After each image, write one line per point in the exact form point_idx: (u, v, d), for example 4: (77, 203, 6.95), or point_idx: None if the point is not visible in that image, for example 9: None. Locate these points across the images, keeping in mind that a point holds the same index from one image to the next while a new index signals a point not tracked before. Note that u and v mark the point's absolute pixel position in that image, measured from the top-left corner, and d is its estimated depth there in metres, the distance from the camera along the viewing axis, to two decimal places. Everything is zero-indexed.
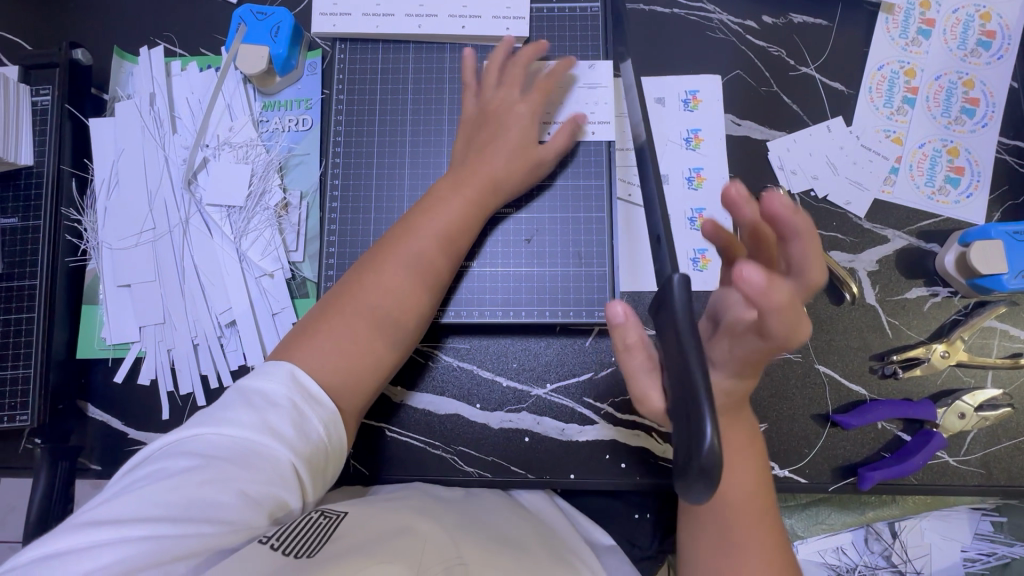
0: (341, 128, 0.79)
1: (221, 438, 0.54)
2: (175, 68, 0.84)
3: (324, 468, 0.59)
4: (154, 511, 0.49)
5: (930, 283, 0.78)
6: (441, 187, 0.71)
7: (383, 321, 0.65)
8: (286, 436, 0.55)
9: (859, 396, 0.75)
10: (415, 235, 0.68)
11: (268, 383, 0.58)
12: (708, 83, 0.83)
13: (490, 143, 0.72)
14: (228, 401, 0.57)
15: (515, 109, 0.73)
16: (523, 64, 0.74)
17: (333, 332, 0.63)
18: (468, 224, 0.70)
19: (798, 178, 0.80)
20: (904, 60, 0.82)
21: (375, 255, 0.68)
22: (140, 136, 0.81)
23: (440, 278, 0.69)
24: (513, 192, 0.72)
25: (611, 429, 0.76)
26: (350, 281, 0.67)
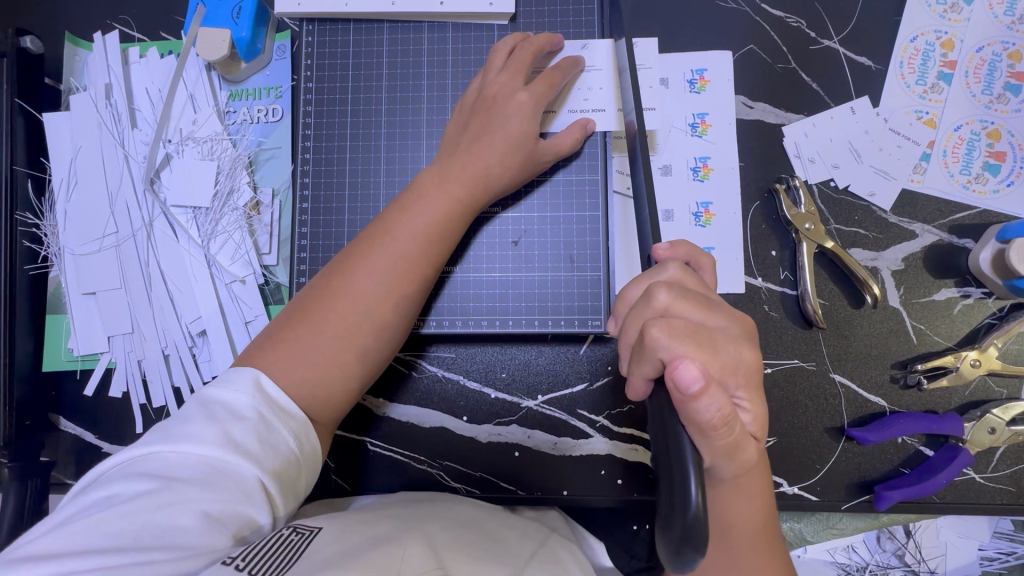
0: (310, 119, 0.72)
1: (182, 456, 0.48)
2: (133, 54, 0.77)
3: (295, 481, 0.53)
4: (103, 541, 0.43)
5: (961, 283, 0.70)
6: (424, 181, 0.63)
7: (357, 328, 0.58)
8: (251, 451, 0.50)
9: (878, 408, 0.69)
10: (393, 234, 0.60)
11: (233, 393, 0.52)
12: (717, 61, 0.74)
13: (485, 135, 0.63)
14: (187, 412, 0.51)
15: (517, 97, 0.64)
16: (531, 47, 0.66)
17: (302, 342, 0.57)
18: (454, 222, 0.62)
19: (817, 167, 0.72)
20: (941, 30, 0.73)
21: (349, 255, 0.61)
22: (98, 132, 0.75)
23: (422, 280, 0.62)
24: (505, 188, 0.65)
25: (607, 443, 0.71)
26: (322, 284, 0.60)
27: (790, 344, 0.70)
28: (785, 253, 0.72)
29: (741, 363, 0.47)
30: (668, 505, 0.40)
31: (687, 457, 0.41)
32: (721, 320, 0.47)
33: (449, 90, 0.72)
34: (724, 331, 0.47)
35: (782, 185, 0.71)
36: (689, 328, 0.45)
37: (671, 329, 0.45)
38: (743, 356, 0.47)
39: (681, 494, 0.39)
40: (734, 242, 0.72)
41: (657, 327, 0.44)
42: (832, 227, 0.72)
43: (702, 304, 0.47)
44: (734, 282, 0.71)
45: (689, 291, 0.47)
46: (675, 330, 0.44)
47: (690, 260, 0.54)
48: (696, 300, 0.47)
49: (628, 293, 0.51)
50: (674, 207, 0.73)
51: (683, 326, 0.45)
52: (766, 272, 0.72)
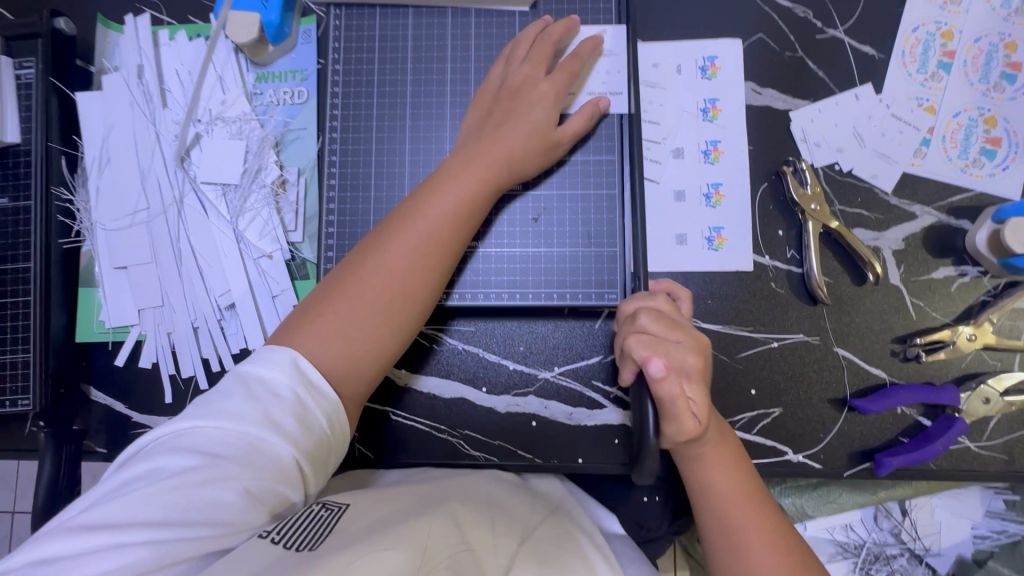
0: (338, 102, 0.75)
1: (222, 431, 0.51)
2: (164, 37, 0.79)
3: (326, 459, 0.56)
4: (153, 514, 0.47)
5: (958, 263, 0.74)
6: (451, 164, 0.66)
7: (389, 304, 0.61)
8: (286, 430, 0.52)
9: (878, 380, 0.73)
10: (421, 215, 0.63)
11: (270, 372, 0.55)
12: (728, 48, 0.77)
13: (508, 121, 0.67)
14: (226, 389, 0.54)
15: (539, 87, 0.68)
16: (551, 37, 0.70)
17: (336, 316, 0.60)
18: (480, 202, 0.65)
19: (822, 151, 0.75)
20: (941, 21, 0.76)
21: (378, 235, 0.63)
22: (129, 111, 0.78)
23: (448, 260, 0.64)
24: (528, 168, 0.68)
25: (621, 413, 0.74)
26: (354, 261, 0.63)
27: (796, 320, 0.74)
28: (792, 232, 0.75)
29: (687, 362, 0.57)
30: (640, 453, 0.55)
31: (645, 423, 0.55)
32: (682, 334, 0.58)
33: (471, 73, 0.75)
34: (680, 342, 0.57)
35: (789, 167, 0.74)
36: (652, 340, 0.57)
37: (639, 340, 0.58)
38: (693, 359, 0.57)
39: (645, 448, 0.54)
40: (743, 223, 0.75)
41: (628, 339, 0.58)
42: (837, 208, 0.75)
43: (671, 324, 0.59)
44: (743, 261, 0.75)
45: (662, 315, 0.60)
46: (642, 343, 0.57)
47: (673, 292, 0.67)
48: (665, 321, 0.59)
49: (624, 309, 0.63)
50: (686, 188, 0.76)
51: (650, 340, 0.57)
52: (773, 251, 0.75)
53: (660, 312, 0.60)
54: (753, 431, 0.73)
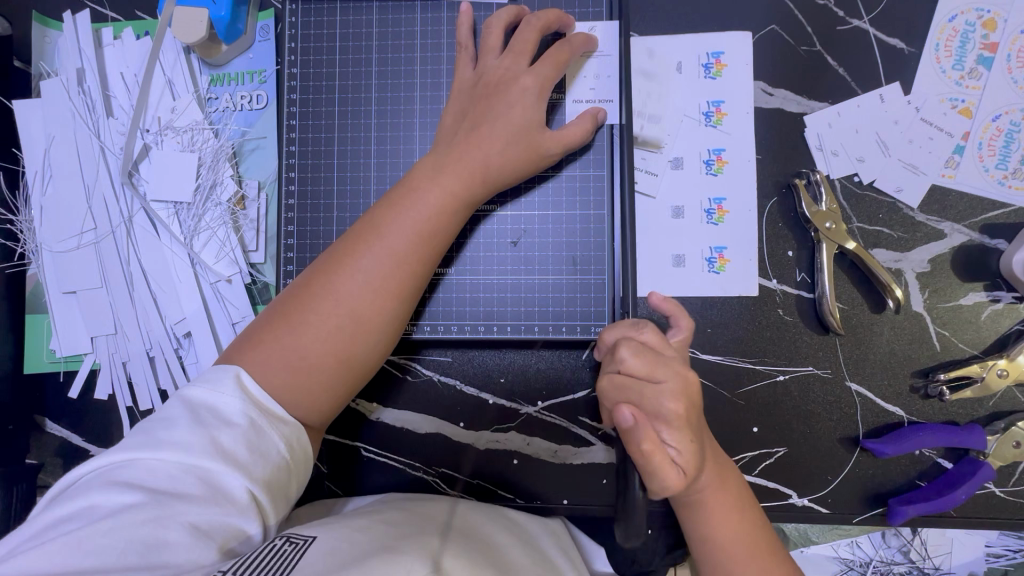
0: (296, 109, 0.67)
1: (167, 464, 0.46)
2: (107, 36, 0.72)
3: (286, 488, 0.51)
4: (84, 559, 0.40)
5: (991, 287, 0.66)
6: (417, 174, 0.59)
7: (343, 331, 0.55)
8: (240, 459, 0.47)
9: (895, 419, 0.66)
10: (382, 232, 0.56)
11: (219, 396, 0.50)
12: (735, 43, 0.68)
13: (485, 123, 0.59)
14: (172, 417, 0.49)
15: (520, 82, 0.59)
16: (535, 24, 0.61)
17: (284, 345, 0.54)
18: (448, 218, 0.58)
19: (839, 161, 0.67)
20: (983, 8, 0.67)
21: (334, 252, 0.57)
22: (72, 121, 0.71)
23: (413, 282, 0.58)
24: (507, 178, 0.60)
25: (611, 451, 0.69)
26: (308, 284, 0.57)
27: (804, 351, 0.67)
28: (803, 253, 0.67)
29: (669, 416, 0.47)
30: (625, 510, 0.49)
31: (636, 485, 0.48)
32: (664, 375, 0.48)
33: (444, 76, 0.67)
34: (659, 386, 0.48)
35: (802, 180, 0.66)
36: (627, 381, 0.48)
37: (613, 382, 0.50)
38: (669, 410, 0.47)
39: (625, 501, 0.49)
40: (749, 242, 0.67)
41: (602, 382, 0.51)
42: (854, 226, 0.67)
43: (649, 359, 0.48)
44: (749, 284, 0.67)
45: (643, 346, 0.49)
46: (613, 383, 0.50)
47: (674, 316, 0.55)
48: (644, 355, 0.49)
49: (605, 339, 0.54)
50: (685, 203, 0.69)
51: (622, 380, 0.49)
52: (781, 273, 0.67)
53: (642, 344, 0.50)
54: (754, 472, 0.67)
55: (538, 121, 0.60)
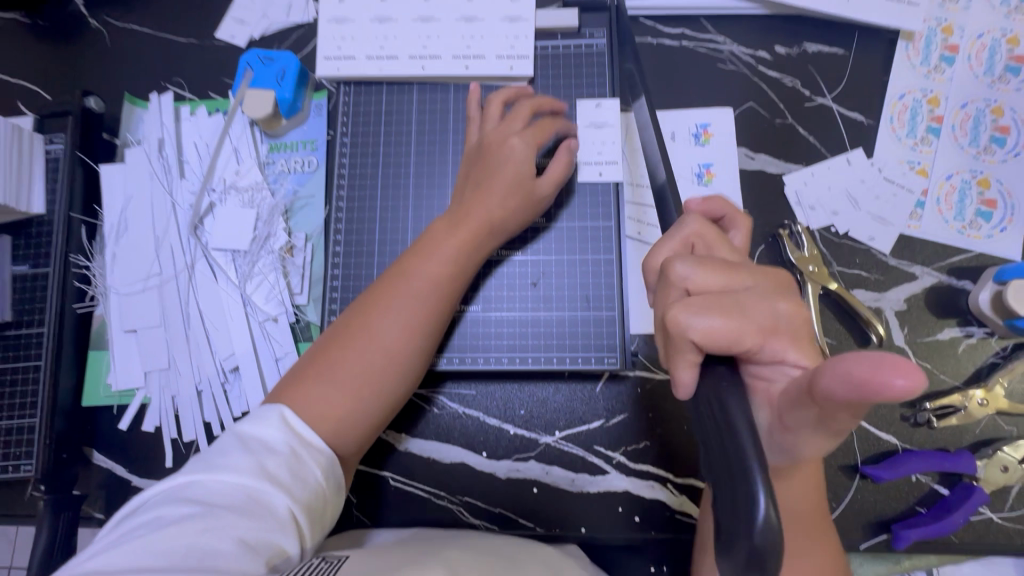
0: (345, 171, 0.78)
1: (222, 484, 0.50)
2: (185, 112, 0.85)
3: (320, 517, 0.55)
4: (151, 560, 0.44)
5: (963, 323, 0.73)
6: (436, 228, 0.68)
7: (372, 366, 0.61)
8: (283, 482, 0.52)
9: (889, 447, 0.71)
10: (408, 278, 0.65)
11: (265, 427, 0.55)
12: (719, 116, 0.80)
13: (488, 180, 0.68)
14: (224, 445, 0.53)
15: (513, 141, 0.69)
16: (530, 103, 0.72)
17: (320, 382, 0.60)
18: (461, 264, 0.67)
19: (817, 214, 0.77)
20: (927, 88, 0.79)
21: (367, 298, 0.65)
22: (149, 182, 0.82)
23: (434, 320, 0.65)
24: (507, 227, 0.69)
25: (625, 479, 0.73)
26: (340, 329, 0.64)
27: None
28: None
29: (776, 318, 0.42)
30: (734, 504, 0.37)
31: (749, 451, 0.37)
32: (748, 280, 0.45)
33: None
34: (750, 290, 0.44)
35: (785, 230, 0.75)
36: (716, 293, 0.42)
37: (693, 306, 0.42)
38: (780, 310, 0.43)
39: (747, 511, 0.35)
40: None
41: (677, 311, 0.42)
42: (835, 270, 0.75)
43: (723, 267, 0.45)
44: None
45: (707, 258, 0.45)
46: (695, 305, 0.42)
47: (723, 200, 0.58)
48: (715, 265, 0.44)
49: (652, 261, 0.52)
50: None
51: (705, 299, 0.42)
52: None
53: (700, 258, 0.45)
54: None
55: (529, 176, 0.69)
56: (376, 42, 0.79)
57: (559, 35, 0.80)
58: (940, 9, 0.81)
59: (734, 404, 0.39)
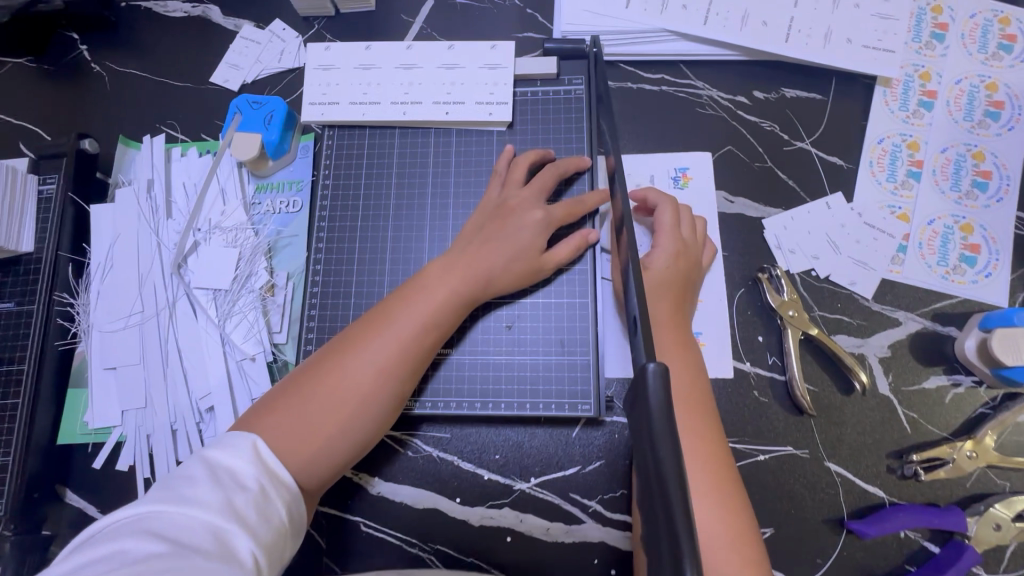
0: (326, 212, 0.80)
1: (185, 518, 0.49)
2: (175, 153, 0.87)
3: (281, 558, 0.53)
4: None
5: (950, 371, 0.71)
6: (431, 269, 0.68)
7: (345, 405, 0.61)
8: (249, 521, 0.51)
9: (876, 500, 0.68)
10: (396, 319, 0.64)
11: (237, 460, 0.54)
12: (698, 160, 0.81)
13: (496, 236, 0.69)
14: (191, 475, 0.52)
15: (534, 208, 0.71)
16: (554, 170, 0.74)
17: (289, 412, 0.59)
18: (451, 310, 0.66)
19: (797, 258, 0.76)
20: (906, 133, 0.80)
21: (353, 331, 0.64)
22: (137, 222, 0.84)
23: (415, 365, 0.64)
24: (503, 287, 0.69)
25: (602, 529, 0.70)
26: (321, 360, 0.63)
27: (781, 431, 0.71)
28: (772, 338, 0.74)
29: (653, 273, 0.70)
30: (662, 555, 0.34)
31: (680, 535, 0.34)
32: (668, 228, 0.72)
33: (452, 187, 0.79)
34: (658, 226, 0.72)
35: (765, 274, 0.75)
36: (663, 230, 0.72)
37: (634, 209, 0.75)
38: (668, 227, 0.72)
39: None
40: (722, 328, 0.74)
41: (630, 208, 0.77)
42: (816, 314, 0.74)
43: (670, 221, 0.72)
44: (724, 367, 0.73)
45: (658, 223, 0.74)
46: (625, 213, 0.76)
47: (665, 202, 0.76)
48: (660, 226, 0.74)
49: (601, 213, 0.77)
50: None
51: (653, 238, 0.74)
52: (754, 357, 0.73)
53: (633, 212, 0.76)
54: None
55: (539, 246, 0.70)
56: (360, 88, 0.81)
57: (539, 82, 0.82)
58: (917, 55, 0.82)
59: (672, 477, 0.36)
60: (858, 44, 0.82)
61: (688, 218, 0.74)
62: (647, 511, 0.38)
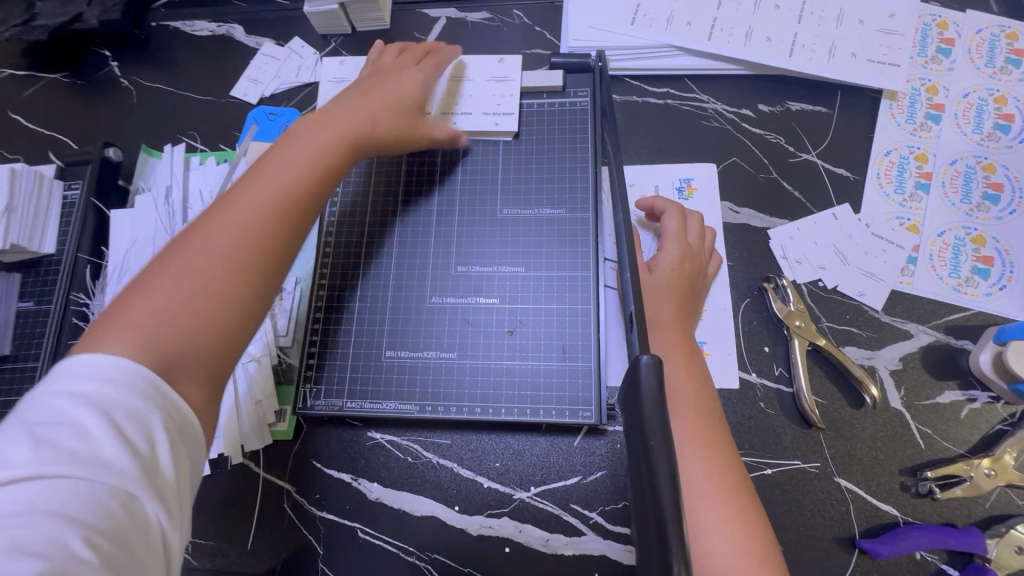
0: (334, 218, 0.81)
1: (94, 491, 0.39)
2: (194, 162, 0.90)
3: (187, 506, 0.45)
4: None
5: (965, 386, 0.69)
6: (290, 135, 0.64)
7: (224, 267, 0.52)
8: (148, 475, 0.42)
9: (890, 519, 0.65)
10: (271, 171, 0.58)
11: (123, 398, 0.43)
12: (702, 171, 0.81)
13: (366, 94, 0.71)
14: (66, 418, 0.41)
15: (406, 74, 0.76)
16: (420, 75, 0.76)
17: (157, 285, 0.50)
18: (353, 131, 0.65)
19: (804, 268, 0.75)
20: (914, 145, 0.79)
21: (217, 202, 0.56)
22: (153, 226, 0.85)
23: (307, 215, 0.59)
24: (388, 134, 0.70)
25: (602, 542, 0.69)
26: (181, 236, 0.54)
27: (789, 445, 0.68)
28: (779, 349, 0.72)
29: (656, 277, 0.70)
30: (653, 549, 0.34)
31: (665, 520, 0.34)
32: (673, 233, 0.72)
33: (457, 194, 0.81)
34: (667, 231, 0.72)
35: (770, 284, 0.75)
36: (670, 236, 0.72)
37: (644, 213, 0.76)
38: (675, 233, 0.72)
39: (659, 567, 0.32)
40: (727, 337, 0.73)
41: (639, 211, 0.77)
42: (824, 325, 0.73)
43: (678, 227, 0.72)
44: (729, 377, 0.71)
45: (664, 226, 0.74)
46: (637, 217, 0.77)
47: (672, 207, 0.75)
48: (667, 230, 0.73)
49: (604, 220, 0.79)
50: None
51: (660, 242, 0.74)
52: (760, 367, 0.72)
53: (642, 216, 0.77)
54: None
55: (419, 103, 0.75)
56: None
57: (545, 94, 0.84)
58: (923, 69, 0.82)
59: (664, 485, 0.36)
60: (863, 58, 0.82)
61: (695, 226, 0.74)
62: (636, 502, 0.39)
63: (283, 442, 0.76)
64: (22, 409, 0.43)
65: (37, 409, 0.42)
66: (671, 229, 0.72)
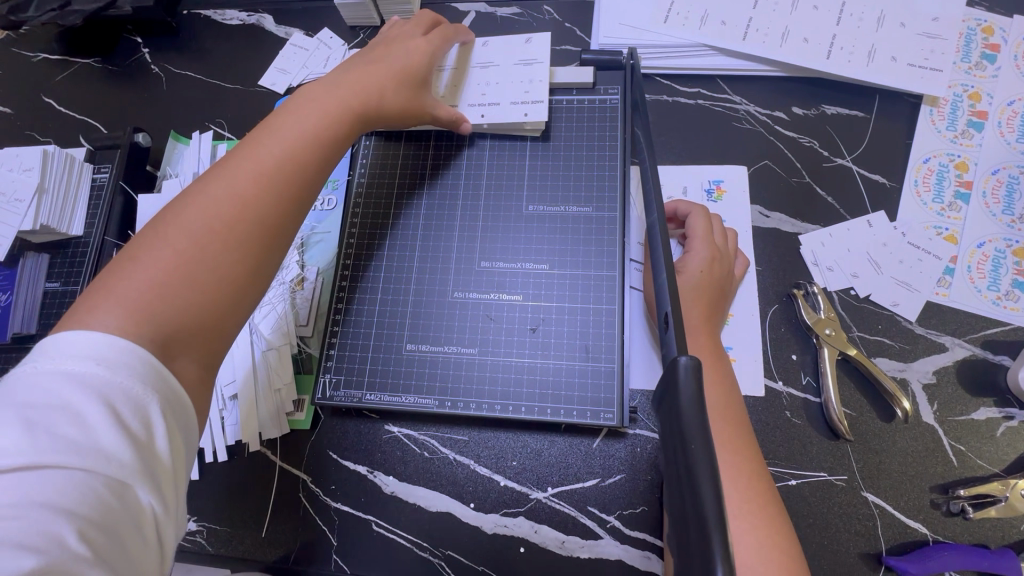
0: (359, 209, 0.81)
1: (90, 483, 0.39)
2: (220, 150, 0.91)
3: (181, 491, 0.46)
4: None
5: (1002, 404, 0.67)
6: (293, 103, 0.64)
7: (229, 231, 0.53)
8: (145, 464, 0.41)
9: (920, 536, 0.63)
10: (273, 138, 0.59)
11: (122, 384, 0.42)
12: (732, 173, 0.79)
13: (369, 65, 0.70)
14: (62, 405, 0.40)
15: (411, 42, 0.75)
16: (425, 45, 0.75)
17: (160, 244, 0.50)
18: (348, 115, 0.65)
19: (836, 276, 0.73)
20: (954, 153, 0.77)
21: (217, 167, 0.57)
22: None
23: (309, 181, 0.60)
24: (394, 103, 0.70)
25: (618, 547, 0.67)
26: (181, 198, 0.54)
27: (815, 456, 0.67)
28: (807, 358, 0.71)
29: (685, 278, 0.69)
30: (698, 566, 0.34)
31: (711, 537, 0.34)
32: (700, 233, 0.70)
33: (483, 189, 0.80)
34: (693, 233, 0.71)
35: (800, 290, 0.73)
36: (697, 236, 0.70)
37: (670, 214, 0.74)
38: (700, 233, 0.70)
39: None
40: (754, 344, 0.72)
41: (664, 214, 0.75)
42: (855, 335, 0.71)
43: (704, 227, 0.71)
44: (755, 384, 0.70)
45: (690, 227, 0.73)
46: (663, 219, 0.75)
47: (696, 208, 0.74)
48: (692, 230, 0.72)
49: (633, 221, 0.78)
50: None
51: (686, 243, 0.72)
52: (787, 376, 0.70)
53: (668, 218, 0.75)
54: None
55: (424, 77, 0.73)
56: None
57: (575, 91, 0.83)
58: (966, 75, 0.80)
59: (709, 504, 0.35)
60: (903, 62, 0.80)
61: (720, 227, 0.72)
62: (676, 514, 0.39)
63: (300, 432, 0.76)
64: (10, 386, 0.41)
65: (29, 388, 0.41)
66: (697, 229, 0.71)
